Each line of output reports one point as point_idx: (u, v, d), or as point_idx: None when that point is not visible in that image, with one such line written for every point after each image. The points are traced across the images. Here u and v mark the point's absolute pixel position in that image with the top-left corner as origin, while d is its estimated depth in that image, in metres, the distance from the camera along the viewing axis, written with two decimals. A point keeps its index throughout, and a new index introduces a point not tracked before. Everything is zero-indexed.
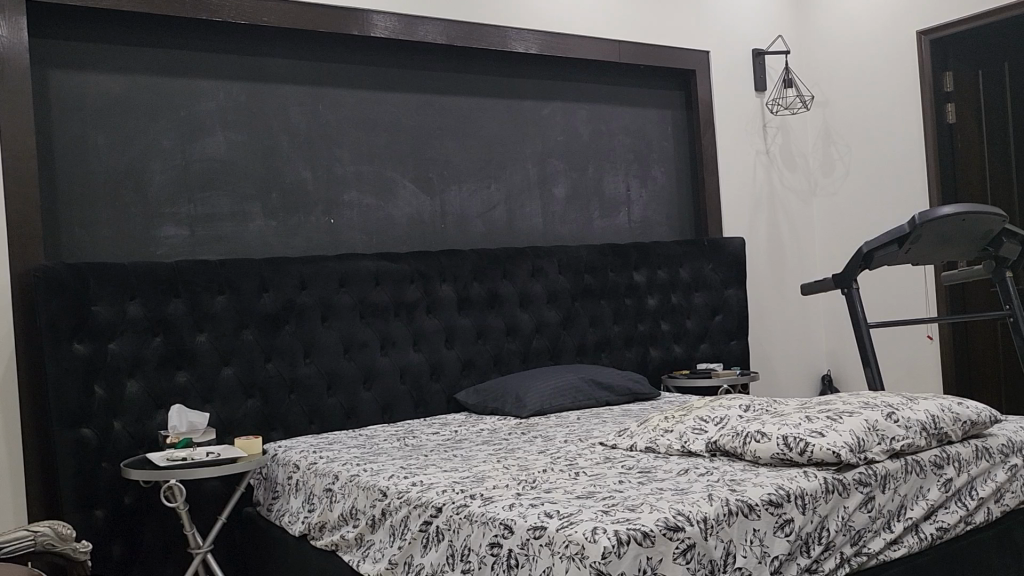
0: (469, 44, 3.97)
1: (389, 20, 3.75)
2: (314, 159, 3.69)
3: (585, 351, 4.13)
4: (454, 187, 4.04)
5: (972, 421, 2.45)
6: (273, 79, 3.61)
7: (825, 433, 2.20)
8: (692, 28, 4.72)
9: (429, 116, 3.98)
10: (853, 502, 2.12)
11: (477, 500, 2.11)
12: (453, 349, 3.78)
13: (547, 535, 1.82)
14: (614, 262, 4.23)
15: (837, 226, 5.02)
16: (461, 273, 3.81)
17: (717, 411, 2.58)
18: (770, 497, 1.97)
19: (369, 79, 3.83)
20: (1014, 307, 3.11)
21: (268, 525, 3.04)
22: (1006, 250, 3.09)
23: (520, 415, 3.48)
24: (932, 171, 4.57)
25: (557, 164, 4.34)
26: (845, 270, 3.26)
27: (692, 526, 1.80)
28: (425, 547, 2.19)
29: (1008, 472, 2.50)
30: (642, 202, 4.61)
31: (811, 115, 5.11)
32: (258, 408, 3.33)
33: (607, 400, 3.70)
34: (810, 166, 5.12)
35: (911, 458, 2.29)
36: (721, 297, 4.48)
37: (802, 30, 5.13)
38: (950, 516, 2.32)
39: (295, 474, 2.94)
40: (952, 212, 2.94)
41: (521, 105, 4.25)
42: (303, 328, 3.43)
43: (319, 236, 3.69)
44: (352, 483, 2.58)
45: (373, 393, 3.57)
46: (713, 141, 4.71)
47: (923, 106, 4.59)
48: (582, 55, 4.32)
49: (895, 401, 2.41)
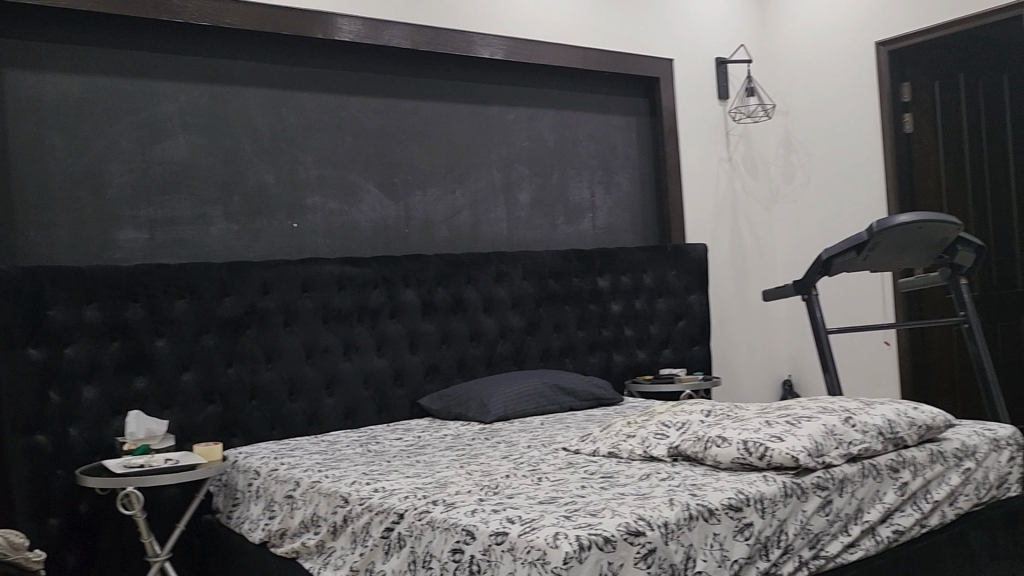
0: (434, 49, 3.97)
1: (354, 24, 3.74)
2: (278, 162, 3.66)
3: (550, 356, 4.14)
4: (419, 191, 4.03)
5: (927, 425, 2.49)
6: (236, 82, 3.58)
7: (784, 438, 2.22)
8: (656, 36, 4.77)
9: (395, 120, 3.97)
10: (811, 506, 2.15)
11: (439, 506, 2.10)
12: (417, 354, 3.77)
13: (509, 541, 1.82)
14: (578, 267, 4.24)
15: (798, 232, 5.08)
16: (425, 278, 3.80)
17: (679, 416, 2.60)
18: (730, 501, 1.99)
19: (334, 83, 3.82)
20: (969, 314, 3.17)
21: (227, 532, 3.00)
22: (961, 258, 3.16)
23: (483, 421, 3.47)
24: (890, 179, 4.65)
25: (522, 170, 4.35)
26: (805, 277, 3.30)
27: (653, 531, 1.82)
28: (387, 554, 2.18)
29: (962, 475, 2.55)
30: (607, 208, 4.63)
31: (773, 123, 5.18)
32: (219, 414, 3.30)
33: (571, 405, 3.71)
34: (771, 174, 5.19)
35: (868, 462, 2.33)
36: (684, 303, 4.51)
37: (764, 39, 5.20)
38: (905, 518, 2.36)
39: (255, 481, 2.91)
40: (907, 220, 2.99)
41: (485, 111, 4.25)
42: (265, 333, 3.40)
43: (282, 239, 3.66)
44: (314, 490, 2.56)
45: (336, 399, 3.55)
46: (676, 148, 4.75)
47: (881, 115, 4.68)
48: (548, 61, 4.34)
49: (853, 406, 2.45)
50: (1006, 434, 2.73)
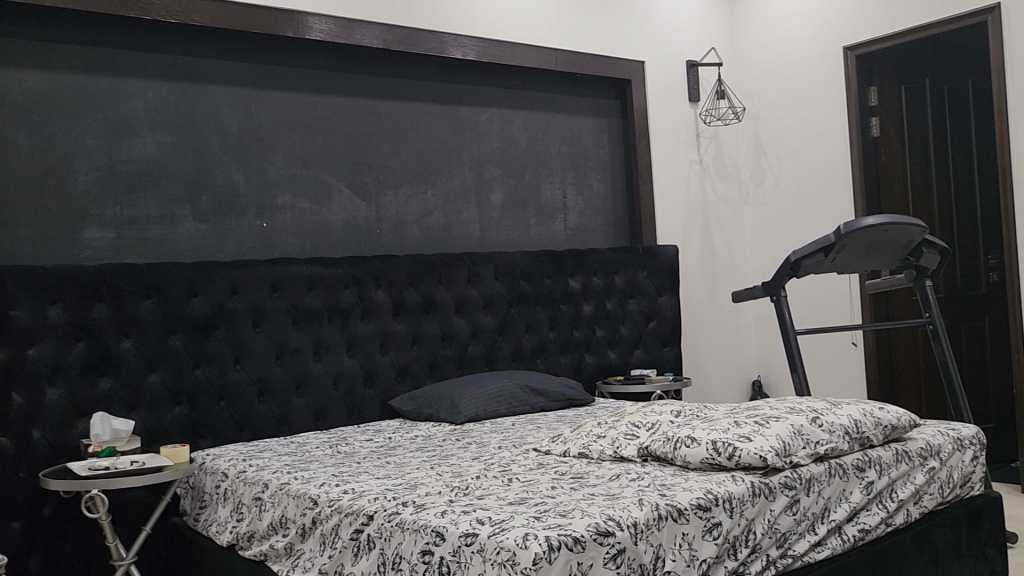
0: (406, 49, 3.96)
1: (325, 22, 3.72)
2: (247, 161, 3.63)
3: (521, 357, 4.14)
4: (390, 191, 4.01)
5: (893, 425, 2.52)
6: (205, 80, 3.54)
7: (753, 438, 2.24)
8: (627, 38, 4.78)
9: (365, 120, 3.95)
10: (779, 505, 2.17)
11: (409, 507, 2.10)
12: (387, 355, 3.75)
13: (479, 542, 1.81)
14: (550, 268, 4.25)
15: (767, 234, 5.13)
16: (396, 278, 3.78)
17: (649, 416, 2.61)
18: (699, 501, 2.00)
19: (305, 82, 3.79)
20: (934, 316, 3.22)
21: (195, 535, 2.97)
22: (926, 260, 3.22)
23: (455, 422, 3.47)
24: (858, 181, 4.71)
25: (494, 171, 4.35)
26: (774, 279, 3.33)
27: (623, 531, 1.82)
28: (356, 556, 2.17)
29: (927, 475, 2.59)
30: (579, 209, 4.65)
31: (743, 126, 5.22)
32: (186, 415, 3.26)
33: (542, 406, 3.71)
34: (741, 175, 5.23)
35: (835, 462, 2.35)
36: (655, 304, 4.54)
37: (735, 42, 5.24)
38: (871, 518, 2.39)
39: (223, 483, 2.88)
40: (874, 223, 3.03)
41: (458, 111, 4.25)
42: (233, 334, 3.37)
43: (252, 239, 3.63)
44: (283, 492, 2.54)
45: (306, 400, 3.53)
46: (647, 150, 4.77)
47: (848, 118, 4.74)
48: (519, 62, 4.34)
49: (820, 406, 2.47)
50: (969, 433, 2.77)
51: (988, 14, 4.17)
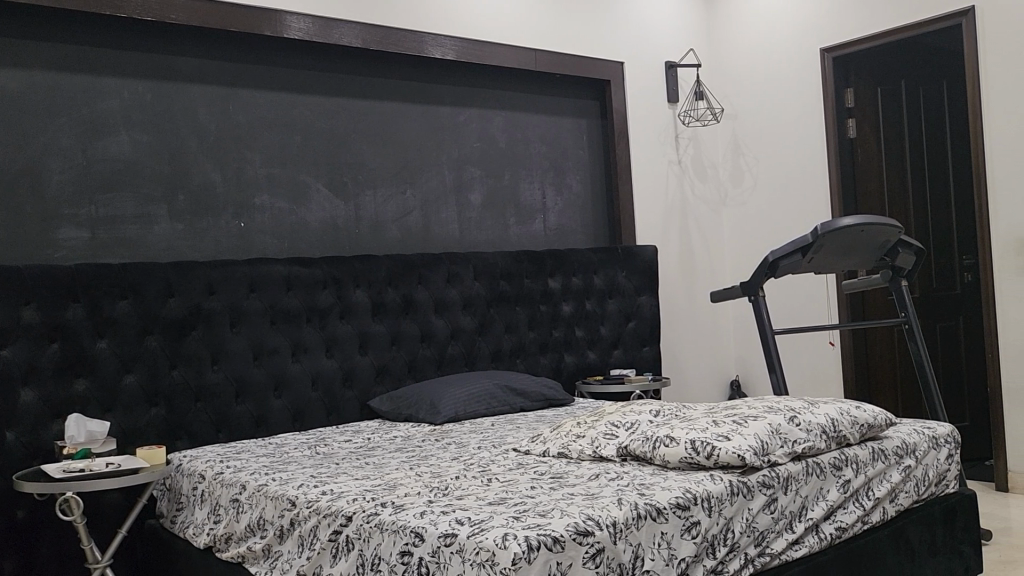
0: (384, 49, 3.94)
1: (303, 21, 3.70)
2: (224, 160, 3.60)
3: (500, 357, 4.13)
4: (369, 191, 4.00)
5: (869, 424, 2.54)
6: (182, 78, 3.52)
7: (731, 437, 2.25)
8: (605, 38, 4.79)
9: (344, 120, 3.94)
10: (757, 504, 2.18)
11: (388, 508, 2.09)
12: (367, 355, 3.74)
13: (458, 542, 1.81)
14: (529, 268, 4.25)
15: (745, 234, 5.16)
16: (376, 278, 3.77)
17: (628, 416, 2.61)
18: (677, 500, 2.01)
19: (283, 80, 3.77)
20: (909, 315, 3.25)
21: (172, 537, 2.94)
22: (902, 260, 3.25)
23: (434, 422, 3.46)
24: (834, 183, 4.75)
25: (473, 171, 4.35)
26: (752, 279, 3.35)
27: (602, 531, 1.83)
28: (334, 557, 2.16)
29: (902, 473, 2.61)
30: (558, 209, 4.65)
31: (721, 127, 5.25)
32: (163, 417, 3.23)
33: (522, 406, 3.71)
34: (720, 176, 5.26)
35: (812, 460, 2.37)
36: (634, 304, 4.55)
37: (713, 43, 5.27)
38: (848, 516, 2.41)
39: (200, 485, 2.85)
40: (850, 223, 3.06)
41: (437, 111, 4.24)
42: (210, 334, 3.34)
43: (229, 239, 3.60)
44: (260, 493, 2.52)
45: (284, 401, 3.51)
46: (627, 150, 4.79)
47: (825, 119, 4.78)
48: (499, 63, 4.34)
49: (797, 406, 2.49)
50: (943, 432, 2.80)
51: (962, 17, 4.22)
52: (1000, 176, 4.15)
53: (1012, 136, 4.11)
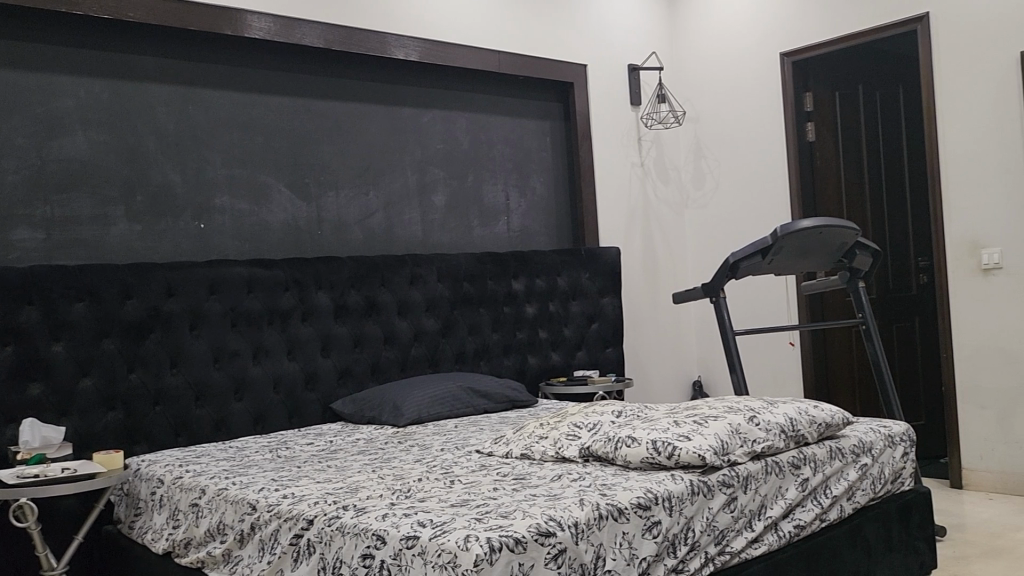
0: (348, 49, 3.92)
1: (265, 20, 3.67)
2: (184, 161, 3.56)
3: (464, 359, 4.13)
4: (332, 192, 3.97)
5: (827, 423, 2.58)
6: (140, 77, 3.47)
7: (691, 437, 2.27)
8: (570, 41, 4.81)
9: (306, 120, 3.91)
10: (717, 503, 2.20)
11: (350, 512, 2.08)
12: (329, 358, 3.72)
13: (420, 544, 1.81)
14: (493, 270, 4.25)
15: (707, 236, 5.21)
16: (338, 280, 3.75)
17: (590, 416, 2.63)
18: (639, 500, 2.03)
19: (244, 80, 3.74)
20: (867, 316, 3.31)
21: (130, 543, 2.90)
22: (859, 262, 3.30)
23: (397, 424, 3.45)
24: (794, 185, 4.82)
25: (436, 172, 4.34)
26: (713, 280, 3.38)
27: (564, 532, 1.83)
28: (295, 562, 2.13)
29: (859, 471, 2.66)
30: (522, 211, 4.66)
31: (683, 130, 5.30)
32: (120, 421, 3.18)
33: (485, 407, 3.71)
34: (682, 179, 5.31)
35: (771, 459, 2.40)
36: (597, 305, 4.58)
37: (675, 47, 5.32)
38: (806, 514, 2.45)
39: (159, 490, 2.82)
40: (809, 225, 3.10)
41: (400, 112, 4.23)
42: (169, 337, 3.30)
43: (188, 241, 3.56)
44: (220, 497, 2.49)
45: (245, 404, 3.48)
46: (590, 152, 4.81)
47: (785, 122, 4.85)
48: (462, 64, 4.34)
49: (757, 406, 2.52)
50: (899, 430, 2.86)
51: (917, 23, 4.31)
52: (952, 180, 4.24)
53: (965, 140, 4.20)
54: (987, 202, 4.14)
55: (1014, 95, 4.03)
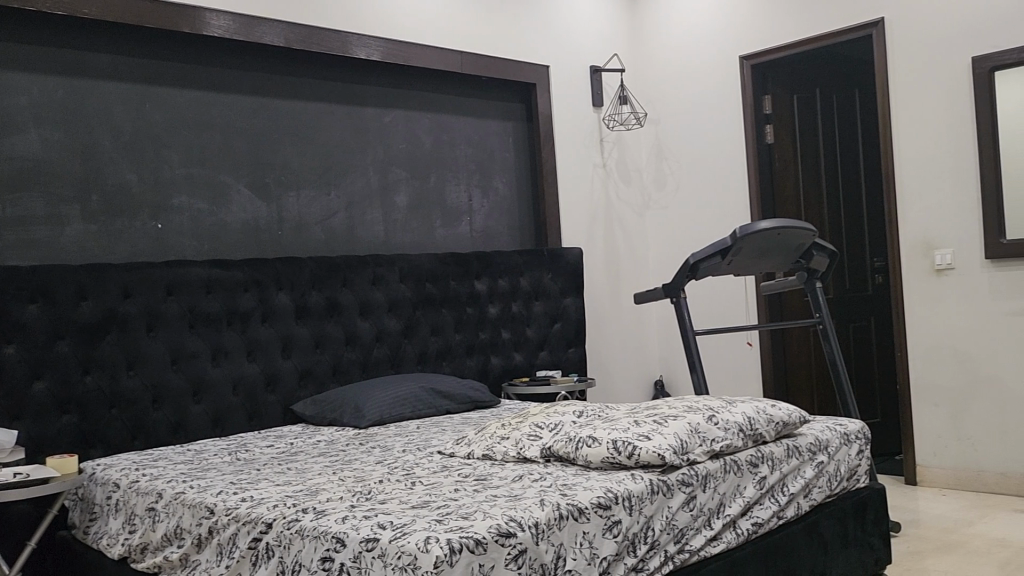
0: (308, 48, 3.89)
1: (224, 19, 3.63)
2: (141, 160, 3.51)
3: (426, 359, 4.12)
4: (292, 192, 3.94)
5: (784, 422, 2.61)
6: (95, 74, 3.40)
7: (651, 437, 2.29)
8: (531, 43, 4.82)
9: (265, 120, 3.87)
10: (676, 502, 2.22)
11: (309, 514, 2.06)
12: (290, 359, 3.69)
13: (380, 547, 1.80)
14: (455, 270, 4.25)
15: (668, 236, 5.25)
16: (299, 280, 3.72)
17: (552, 416, 2.64)
18: (599, 500, 2.04)
19: (202, 79, 3.69)
20: (824, 316, 3.36)
21: (84, 548, 2.85)
22: (816, 262, 3.35)
23: (359, 426, 3.43)
24: (753, 186, 4.88)
25: (398, 172, 4.33)
26: (673, 281, 3.41)
27: (524, 532, 1.84)
28: (253, 565, 2.11)
29: (815, 469, 2.70)
30: (484, 212, 4.66)
31: (644, 132, 5.34)
32: (75, 424, 3.12)
33: (447, 408, 3.71)
34: (643, 180, 5.35)
35: (729, 458, 2.42)
36: (560, 305, 4.60)
37: (636, 49, 5.36)
38: (764, 512, 2.48)
39: (114, 494, 2.77)
40: (768, 226, 3.13)
41: (362, 112, 4.21)
42: (126, 338, 3.25)
43: (145, 240, 3.51)
44: (177, 501, 2.46)
45: (203, 406, 3.43)
46: (552, 153, 4.83)
47: (744, 125, 4.90)
48: (424, 64, 4.32)
49: (716, 405, 2.54)
50: (854, 428, 2.91)
51: (873, 28, 4.39)
52: (907, 182, 4.33)
53: (918, 142, 4.28)
54: (939, 204, 4.22)
55: (966, 99, 4.11)
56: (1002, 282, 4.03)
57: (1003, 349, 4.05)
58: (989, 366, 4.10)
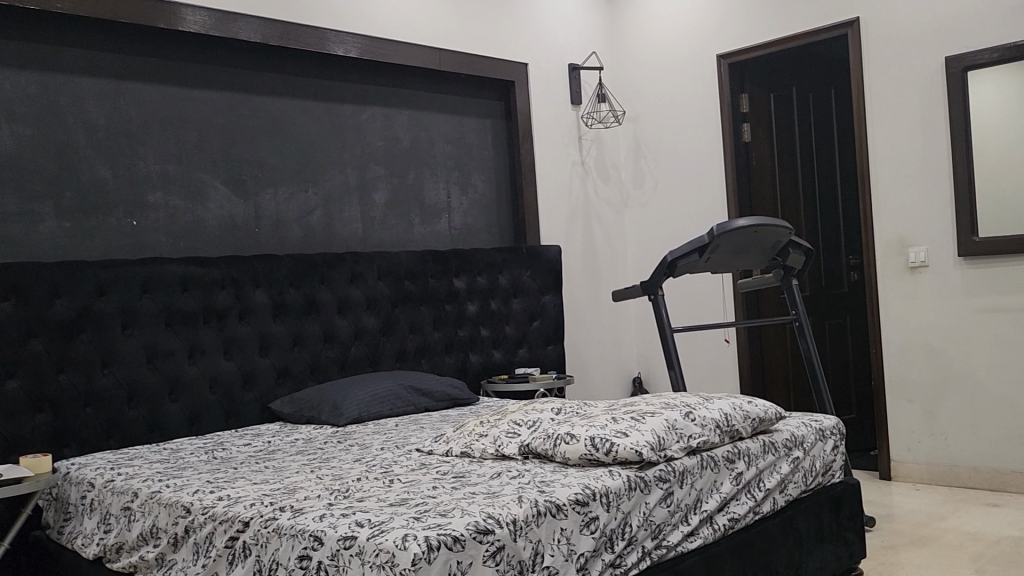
0: (285, 44, 3.87)
1: (200, 14, 3.60)
2: (115, 157, 3.48)
3: (404, 357, 4.11)
4: (269, 189, 3.92)
5: (761, 418, 2.63)
6: (68, 69, 3.36)
7: (629, 434, 2.30)
8: (510, 40, 4.82)
9: (241, 116, 3.85)
10: (654, 498, 2.23)
11: (287, 513, 2.06)
12: (267, 357, 3.67)
13: (358, 544, 1.80)
14: (434, 268, 4.24)
15: (646, 234, 5.28)
16: (276, 278, 3.70)
17: (530, 414, 2.64)
18: (577, 497, 2.04)
19: (178, 75, 3.66)
20: (800, 313, 3.39)
21: (59, 549, 2.82)
22: (792, 260, 3.38)
23: (337, 423, 3.42)
24: (730, 184, 4.91)
25: (377, 170, 4.31)
26: (651, 279, 3.42)
27: (502, 529, 1.84)
28: (230, 564, 2.10)
29: (791, 464, 2.72)
30: (463, 209, 4.66)
31: (623, 130, 5.36)
32: (49, 424, 3.09)
33: (425, 406, 3.71)
34: (622, 178, 5.37)
35: (706, 454, 2.44)
36: (538, 303, 4.60)
37: (615, 48, 5.38)
38: (740, 507, 2.50)
39: (89, 493, 2.75)
40: (745, 224, 3.15)
41: (340, 109, 4.19)
42: (100, 337, 3.22)
43: (120, 238, 3.48)
44: (153, 500, 2.44)
45: (179, 404, 3.41)
46: (531, 151, 4.83)
47: (721, 123, 4.93)
48: (402, 61, 4.31)
49: (693, 402, 2.56)
50: (829, 424, 2.94)
51: (848, 28, 4.43)
52: (882, 180, 4.37)
53: (892, 140, 4.33)
54: (913, 202, 4.27)
55: (939, 98, 4.16)
56: (975, 279, 4.08)
57: (975, 346, 4.10)
58: (962, 363, 4.15)
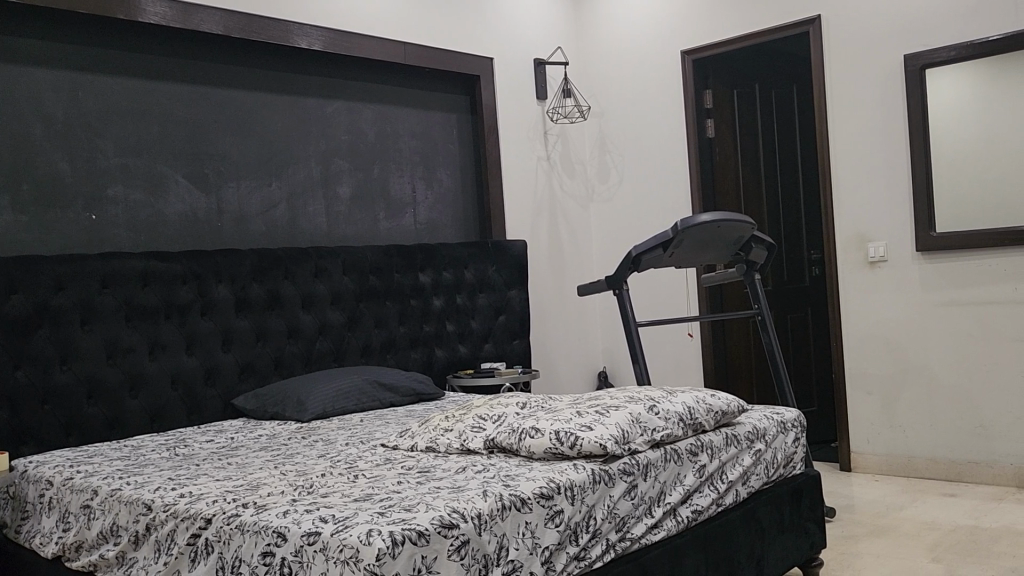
0: (248, 36, 3.83)
1: (160, 6, 3.55)
2: (74, 150, 3.41)
3: (370, 352, 4.10)
4: (232, 183, 3.88)
5: (723, 411, 2.66)
6: (25, 60, 3.30)
7: (593, 428, 2.31)
8: (475, 35, 4.82)
9: (203, 109, 3.80)
10: (618, 491, 2.25)
11: (250, 509, 2.04)
12: (230, 352, 3.63)
13: (322, 541, 1.79)
14: (400, 262, 4.23)
15: (611, 228, 5.31)
16: (239, 273, 3.66)
17: (495, 408, 2.65)
18: (541, 490, 2.06)
19: (137, 68, 3.60)
20: (762, 307, 3.42)
21: (17, 548, 2.78)
22: (755, 255, 3.41)
23: (301, 419, 3.40)
24: (694, 180, 4.95)
25: (341, 164, 4.29)
26: (616, 273, 3.44)
27: (466, 523, 1.84)
28: (192, 562, 2.08)
29: (753, 456, 2.76)
30: (428, 204, 4.65)
31: (588, 125, 5.38)
32: (6, 421, 3.04)
33: (391, 401, 3.70)
34: (588, 173, 5.39)
35: (670, 447, 2.46)
36: (504, 298, 4.61)
37: (580, 42, 5.40)
38: (703, 499, 2.53)
39: (47, 492, 2.70)
40: (707, 219, 3.17)
41: (304, 103, 4.16)
42: (59, 333, 3.17)
43: (79, 232, 3.42)
44: (114, 498, 2.41)
45: (140, 401, 3.36)
46: (496, 145, 4.82)
47: (685, 119, 4.97)
48: (367, 55, 4.29)
49: (657, 395, 2.58)
50: (790, 417, 2.99)
51: (810, 25, 4.48)
52: (843, 175, 4.43)
53: (853, 136, 4.39)
54: (874, 197, 4.34)
55: (898, 97, 4.23)
56: (932, 274, 4.15)
57: (932, 340, 4.18)
58: (920, 356, 4.23)
